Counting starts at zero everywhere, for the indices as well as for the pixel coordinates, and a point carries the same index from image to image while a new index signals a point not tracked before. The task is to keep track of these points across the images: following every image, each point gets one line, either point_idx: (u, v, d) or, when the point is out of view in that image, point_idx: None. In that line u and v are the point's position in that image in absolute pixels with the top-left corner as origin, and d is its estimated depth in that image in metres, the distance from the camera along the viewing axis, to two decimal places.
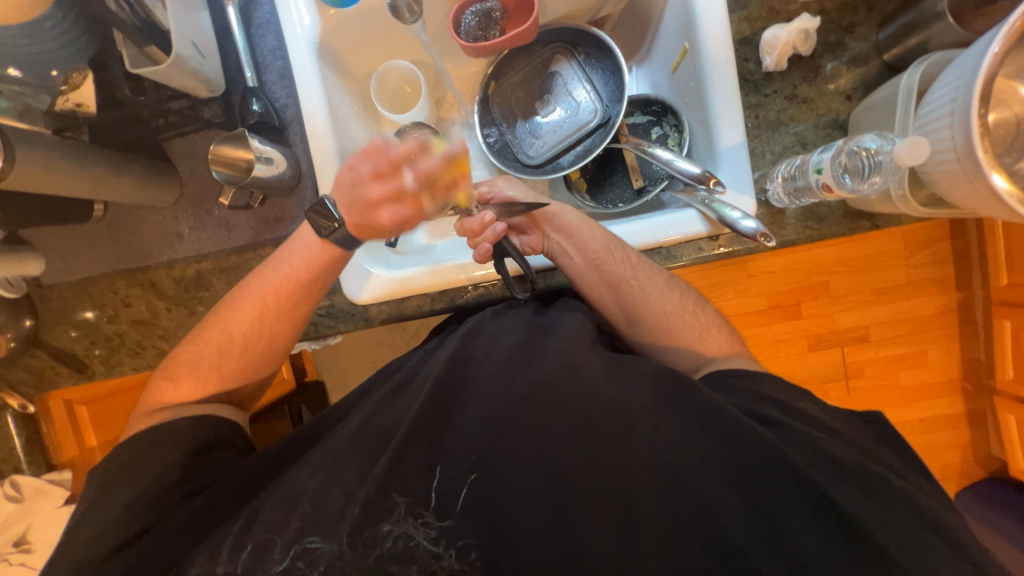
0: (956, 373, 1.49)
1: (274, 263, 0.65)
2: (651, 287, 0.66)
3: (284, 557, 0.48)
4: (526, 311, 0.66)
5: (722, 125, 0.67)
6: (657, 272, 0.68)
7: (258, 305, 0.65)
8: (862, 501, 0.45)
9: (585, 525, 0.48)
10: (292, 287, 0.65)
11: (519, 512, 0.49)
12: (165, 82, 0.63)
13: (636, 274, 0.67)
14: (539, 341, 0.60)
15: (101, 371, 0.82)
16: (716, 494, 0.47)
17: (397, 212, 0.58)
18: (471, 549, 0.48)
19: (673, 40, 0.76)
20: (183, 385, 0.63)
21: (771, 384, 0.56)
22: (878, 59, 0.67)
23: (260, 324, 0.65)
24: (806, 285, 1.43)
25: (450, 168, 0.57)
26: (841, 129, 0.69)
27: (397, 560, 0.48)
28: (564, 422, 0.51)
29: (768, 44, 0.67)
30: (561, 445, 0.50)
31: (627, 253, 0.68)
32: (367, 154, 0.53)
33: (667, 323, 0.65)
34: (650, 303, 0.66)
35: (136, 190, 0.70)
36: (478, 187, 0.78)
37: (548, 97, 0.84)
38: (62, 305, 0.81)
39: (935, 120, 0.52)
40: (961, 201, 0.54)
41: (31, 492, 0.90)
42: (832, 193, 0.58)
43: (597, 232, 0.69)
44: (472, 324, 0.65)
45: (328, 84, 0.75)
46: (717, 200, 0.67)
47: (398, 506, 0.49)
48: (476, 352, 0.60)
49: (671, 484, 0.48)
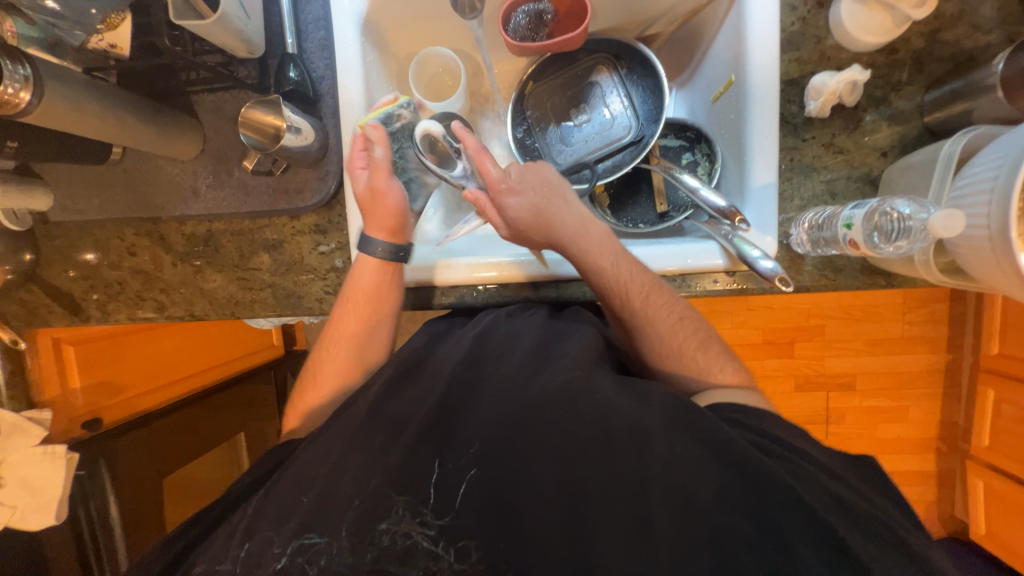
0: (934, 433, 1.51)
1: (345, 299, 0.70)
2: (656, 329, 0.64)
3: (281, 555, 0.45)
4: (541, 315, 0.68)
5: (756, 163, 0.67)
6: (664, 313, 0.64)
7: (335, 339, 0.69)
8: (874, 549, 0.44)
9: (605, 539, 0.46)
10: (357, 317, 0.69)
11: (534, 515, 0.47)
12: (205, 37, 0.62)
13: (645, 300, 0.64)
14: (553, 348, 0.62)
15: (96, 317, 0.81)
16: (732, 519, 0.45)
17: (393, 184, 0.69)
18: (472, 550, 0.46)
19: (719, 69, 0.76)
20: (295, 413, 0.68)
21: (775, 427, 0.55)
22: (919, 120, 0.68)
23: (334, 351, 0.69)
24: (803, 326, 1.45)
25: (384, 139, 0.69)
26: (872, 184, 0.69)
27: (394, 561, 0.45)
28: (568, 438, 0.50)
29: (814, 89, 0.66)
30: (565, 461, 0.49)
31: (627, 299, 0.64)
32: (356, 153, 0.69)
33: (676, 353, 0.64)
34: (659, 329, 0.64)
35: (157, 141, 0.69)
36: (510, 169, 0.70)
37: (584, 106, 0.84)
38: (65, 244, 0.80)
39: (973, 195, 0.52)
40: (981, 276, 0.55)
41: (8, 427, 0.87)
42: (858, 249, 0.59)
43: (600, 249, 0.65)
44: (485, 326, 0.65)
45: (368, 61, 0.73)
46: (739, 236, 0.67)
47: (398, 505, 0.47)
48: (488, 355, 0.61)
49: (682, 504, 0.46)
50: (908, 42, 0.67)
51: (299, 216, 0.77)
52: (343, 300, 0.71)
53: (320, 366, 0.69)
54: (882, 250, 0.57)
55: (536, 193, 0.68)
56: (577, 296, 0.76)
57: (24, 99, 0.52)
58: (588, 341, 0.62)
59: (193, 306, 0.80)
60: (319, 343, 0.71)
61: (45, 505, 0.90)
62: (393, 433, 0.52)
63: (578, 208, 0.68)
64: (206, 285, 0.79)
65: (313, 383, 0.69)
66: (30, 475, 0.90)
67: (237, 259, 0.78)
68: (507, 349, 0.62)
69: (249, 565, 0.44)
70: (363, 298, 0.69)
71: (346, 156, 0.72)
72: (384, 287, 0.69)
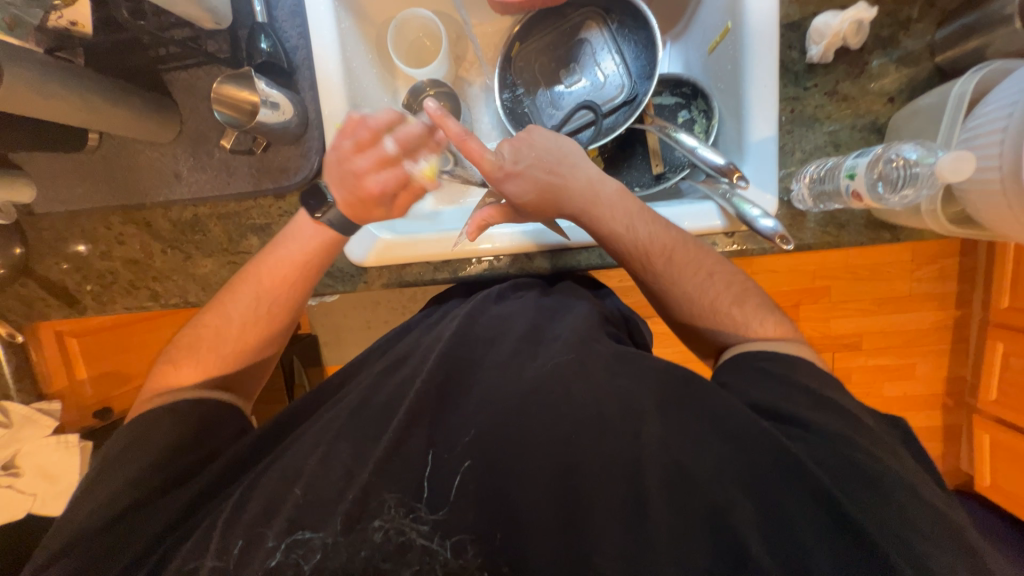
0: (942, 389, 1.50)
1: (281, 246, 0.66)
2: (683, 289, 0.62)
3: (275, 552, 0.45)
4: (531, 295, 0.68)
5: (755, 117, 0.64)
6: (688, 272, 0.62)
7: (248, 295, 0.65)
8: (879, 514, 0.43)
9: (602, 525, 0.45)
10: (292, 271, 0.66)
11: (530, 505, 0.47)
12: (167, 7, 0.59)
13: (669, 268, 0.62)
14: (547, 327, 0.61)
15: (92, 308, 0.81)
16: (730, 496, 0.45)
17: (388, 182, 0.62)
18: (467, 546, 0.45)
19: (715, 18, 0.71)
20: (198, 364, 0.62)
21: (810, 375, 0.53)
22: (929, 60, 0.63)
23: (255, 305, 0.65)
24: (808, 287, 1.42)
25: (427, 136, 0.63)
26: (878, 133, 0.65)
27: (388, 558, 0.45)
28: (564, 412, 0.50)
29: (817, 32, 0.62)
30: (560, 436, 0.49)
31: (649, 260, 0.62)
32: (347, 128, 0.59)
33: (707, 319, 0.62)
34: (688, 297, 0.62)
35: (130, 123, 0.66)
36: (513, 140, 0.67)
37: (574, 65, 0.80)
38: (54, 236, 0.79)
39: (985, 135, 0.49)
40: (989, 222, 0.52)
41: (20, 419, 0.91)
42: (861, 201, 0.56)
43: (608, 220, 0.64)
44: (473, 305, 0.65)
45: (342, 28, 0.70)
46: (737, 195, 0.65)
47: (387, 502, 0.47)
48: (481, 336, 0.60)
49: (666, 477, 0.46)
50: None
51: (284, 196, 0.75)
52: (274, 246, 0.67)
53: (229, 323, 0.64)
54: (888, 200, 0.54)
55: (536, 166, 0.65)
56: (575, 266, 0.75)
57: None
58: (580, 319, 0.62)
59: (186, 293, 0.79)
60: (231, 292, 0.66)
61: (61, 493, 0.92)
62: (390, 411, 0.53)
63: (583, 171, 0.65)
64: (197, 270, 0.78)
65: (219, 335, 0.64)
66: (46, 464, 0.92)
67: (225, 242, 0.77)
68: (501, 328, 0.61)
69: (243, 558, 0.46)
70: (306, 249, 0.66)
71: (327, 131, 0.70)
72: (326, 242, 0.66)
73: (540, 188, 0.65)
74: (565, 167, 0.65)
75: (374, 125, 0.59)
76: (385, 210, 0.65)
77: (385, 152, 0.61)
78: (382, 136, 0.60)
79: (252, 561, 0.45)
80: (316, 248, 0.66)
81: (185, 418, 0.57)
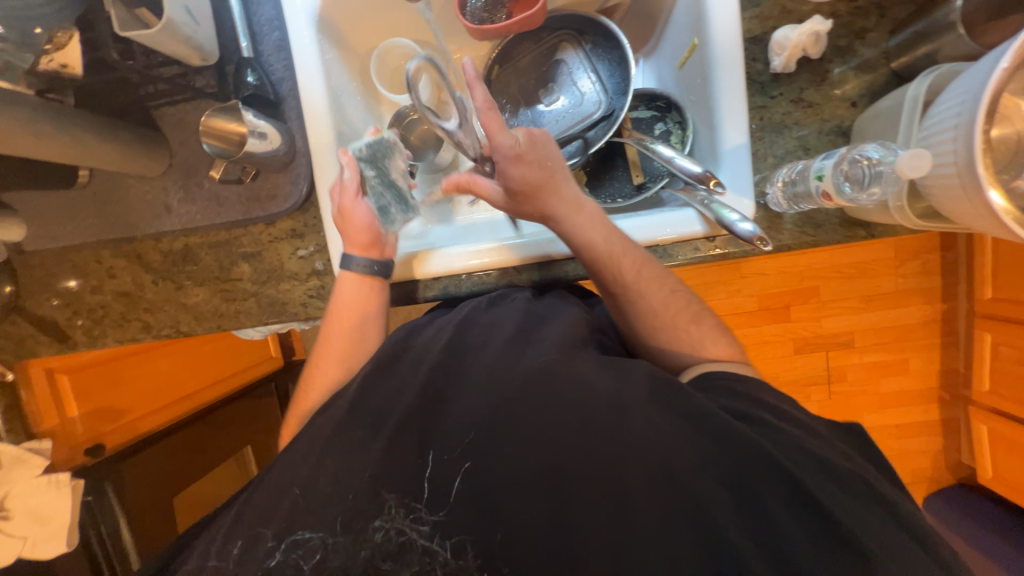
0: (935, 382, 1.52)
1: (331, 309, 0.70)
2: (646, 301, 0.64)
3: (275, 553, 0.46)
4: (522, 297, 0.66)
5: (726, 126, 0.67)
6: (656, 286, 0.64)
7: (316, 358, 0.69)
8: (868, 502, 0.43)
9: (599, 519, 0.45)
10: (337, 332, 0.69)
11: (524, 509, 0.46)
12: (156, 47, 0.61)
13: (630, 285, 0.64)
14: (536, 329, 0.61)
15: (84, 343, 0.81)
16: (710, 487, 0.45)
17: (354, 207, 0.68)
18: (467, 546, 0.46)
19: (683, 35, 0.75)
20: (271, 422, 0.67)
21: (766, 391, 0.55)
22: (886, 66, 0.67)
23: (320, 365, 0.68)
24: (796, 288, 1.45)
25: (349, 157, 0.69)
26: (844, 136, 0.68)
27: (386, 557, 0.45)
28: (554, 410, 0.50)
29: (778, 44, 0.66)
30: (555, 441, 0.48)
31: (620, 269, 0.64)
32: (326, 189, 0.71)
33: (663, 332, 0.64)
34: (648, 312, 0.65)
35: (121, 159, 0.68)
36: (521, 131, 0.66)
37: (552, 85, 0.83)
38: (44, 272, 0.79)
39: (940, 133, 0.51)
40: (955, 215, 0.54)
41: (10, 460, 0.89)
42: (831, 201, 0.58)
43: (586, 233, 0.65)
44: (466, 316, 0.63)
45: (327, 60, 0.73)
46: (715, 201, 0.67)
47: (388, 503, 0.47)
48: (470, 344, 0.58)
49: (660, 475, 0.46)
50: None
51: (274, 223, 0.77)
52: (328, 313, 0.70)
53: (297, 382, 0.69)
54: (858, 199, 0.57)
55: (530, 173, 0.65)
56: (567, 277, 0.76)
57: None
58: (569, 325, 0.61)
59: (179, 323, 0.79)
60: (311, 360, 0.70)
61: (56, 533, 0.89)
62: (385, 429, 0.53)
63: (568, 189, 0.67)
64: (189, 300, 0.79)
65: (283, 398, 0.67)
66: (37, 505, 0.90)
67: (217, 270, 0.78)
68: (491, 332, 0.60)
69: (243, 558, 0.47)
70: (348, 303, 0.69)
71: (316, 157, 0.72)
72: (370, 288, 0.70)
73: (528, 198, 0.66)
74: (553, 181, 0.66)
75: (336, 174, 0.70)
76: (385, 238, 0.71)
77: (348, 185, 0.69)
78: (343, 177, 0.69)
79: (252, 562, 0.46)
80: (356, 299, 0.69)
81: None
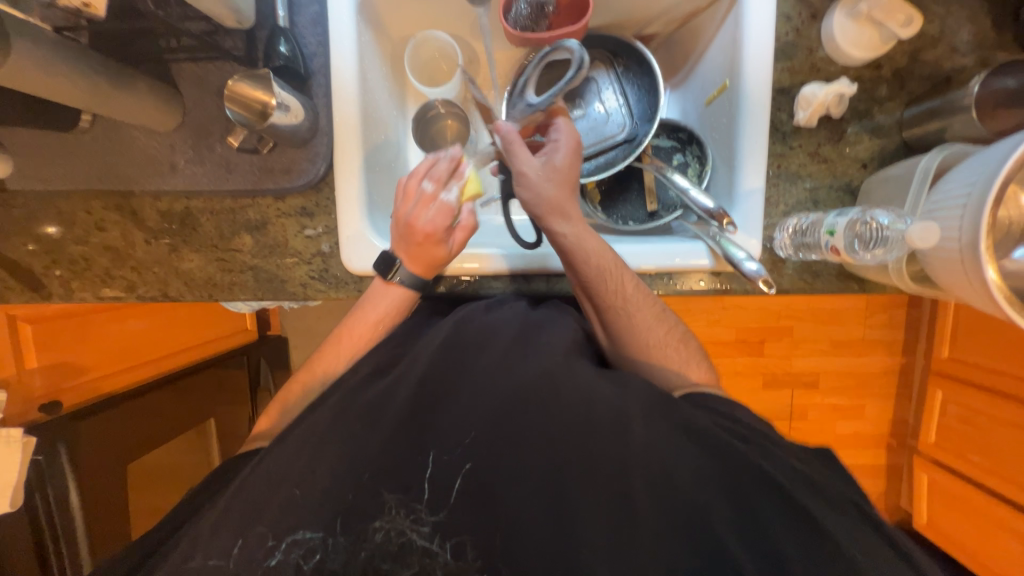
0: (887, 430, 1.61)
1: (352, 315, 0.68)
2: (638, 318, 0.64)
3: (275, 551, 0.44)
4: (521, 306, 0.67)
5: (746, 168, 0.69)
6: (649, 304, 0.66)
7: (327, 357, 0.67)
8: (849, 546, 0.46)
9: (597, 536, 0.45)
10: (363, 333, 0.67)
11: (527, 520, 0.47)
12: (192, 2, 0.58)
13: (626, 303, 0.64)
14: (536, 336, 0.61)
15: (60, 295, 0.76)
16: (711, 500, 0.46)
17: (434, 217, 0.62)
18: (467, 547, 0.46)
19: (713, 74, 0.77)
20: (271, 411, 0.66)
21: (760, 418, 0.58)
22: (898, 134, 0.71)
23: (334, 371, 0.66)
24: (773, 327, 1.51)
25: (453, 164, 0.65)
26: (851, 194, 0.72)
27: (387, 558, 0.45)
28: (552, 425, 0.50)
29: (805, 99, 0.69)
30: (555, 456, 0.49)
31: (622, 281, 0.64)
32: (400, 191, 0.64)
33: (655, 357, 0.64)
34: (640, 334, 0.65)
35: (133, 109, 0.65)
36: (562, 135, 0.67)
37: (579, 101, 0.84)
38: (25, 215, 0.74)
39: (949, 207, 0.55)
40: (949, 284, 0.57)
41: None
42: (839, 255, 0.62)
43: (598, 256, 0.63)
44: (464, 315, 0.65)
45: (362, 41, 0.71)
46: (725, 238, 0.69)
47: (388, 503, 0.47)
48: (472, 342, 0.59)
49: (660, 497, 0.46)
50: (893, 59, 0.70)
51: (285, 198, 0.74)
52: (353, 313, 0.68)
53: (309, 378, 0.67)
54: (862, 256, 0.60)
55: (552, 177, 0.64)
56: (565, 292, 0.76)
57: None
58: (568, 334, 0.62)
59: (168, 287, 0.76)
60: (318, 353, 0.68)
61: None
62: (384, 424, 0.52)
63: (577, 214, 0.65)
64: (182, 264, 0.76)
65: (292, 397, 0.65)
66: None
67: (216, 238, 0.75)
68: (491, 335, 0.60)
69: (244, 558, 0.44)
70: (376, 314, 0.67)
71: (338, 138, 0.70)
72: (401, 303, 0.68)
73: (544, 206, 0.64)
74: (568, 199, 0.65)
75: (417, 175, 0.64)
76: (446, 247, 0.64)
77: (440, 196, 0.62)
78: (423, 181, 0.63)
79: (248, 561, 0.44)
80: (390, 312, 0.67)
81: None
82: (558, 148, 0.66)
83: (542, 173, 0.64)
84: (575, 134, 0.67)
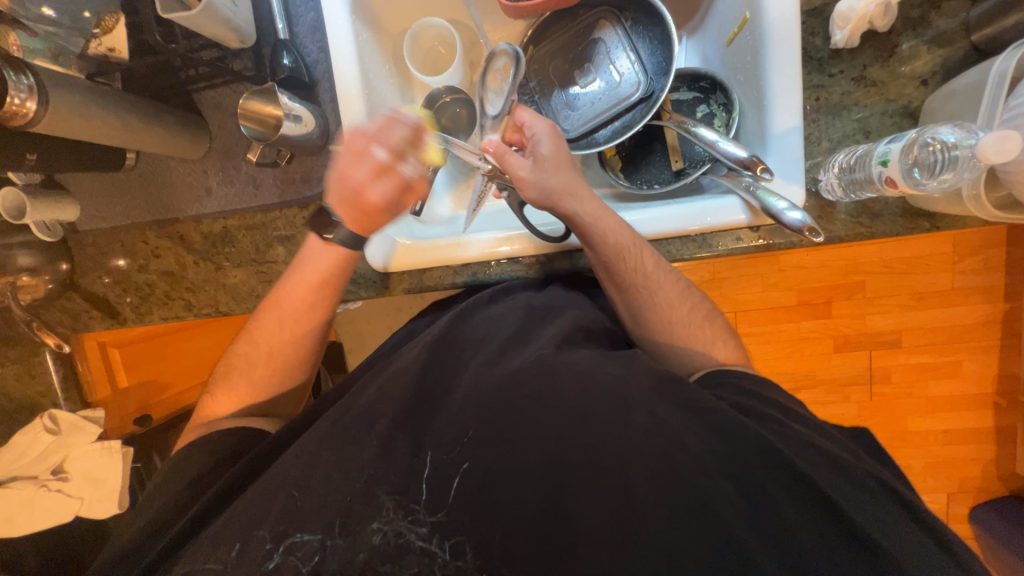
0: (990, 388, 1.41)
1: (292, 275, 0.66)
2: (659, 296, 0.61)
3: (274, 555, 0.47)
4: (523, 296, 0.66)
5: (778, 107, 0.62)
6: (670, 280, 0.62)
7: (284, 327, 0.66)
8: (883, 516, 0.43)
9: (588, 524, 0.44)
10: (304, 296, 0.65)
11: (522, 514, 0.45)
12: (196, 29, 0.62)
13: (647, 280, 0.61)
14: (536, 325, 0.60)
15: (131, 318, 0.85)
16: (716, 481, 0.44)
17: (389, 191, 0.57)
18: (466, 548, 0.45)
19: (732, 9, 0.70)
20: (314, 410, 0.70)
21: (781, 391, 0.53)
22: (965, 39, 0.60)
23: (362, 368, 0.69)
24: (840, 283, 1.37)
25: (417, 132, 0.57)
26: (911, 117, 0.63)
27: (386, 560, 0.45)
28: (561, 406, 0.49)
29: (840, 17, 0.60)
30: (566, 432, 0.48)
31: (641, 259, 0.61)
32: (345, 144, 0.55)
33: (678, 330, 0.60)
34: (654, 305, 0.61)
35: (165, 142, 0.70)
36: (536, 129, 0.65)
37: (589, 65, 0.79)
38: (96, 252, 0.83)
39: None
40: None
41: (67, 425, 0.93)
42: (896, 188, 0.54)
43: (614, 234, 0.60)
44: (466, 306, 0.65)
45: (361, 40, 0.72)
46: (762, 187, 0.63)
47: (387, 505, 0.47)
48: (469, 338, 0.61)
49: (673, 474, 0.44)
50: None
51: (309, 207, 0.78)
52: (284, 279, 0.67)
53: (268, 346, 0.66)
54: (926, 185, 0.53)
55: (549, 169, 0.62)
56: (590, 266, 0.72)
57: (31, 108, 0.54)
58: (572, 318, 0.61)
59: (218, 303, 0.82)
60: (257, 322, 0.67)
61: (106, 496, 0.95)
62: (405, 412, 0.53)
63: (588, 199, 0.62)
64: (228, 281, 0.81)
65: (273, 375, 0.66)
66: (92, 468, 0.95)
67: (253, 253, 0.80)
68: (489, 329, 0.61)
69: (251, 560, 0.47)
70: (318, 272, 0.65)
71: None
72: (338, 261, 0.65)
73: (545, 194, 0.62)
74: (571, 183, 0.63)
75: (367, 133, 0.55)
76: (393, 219, 0.61)
77: (399, 170, 0.57)
78: (373, 142, 0.55)
79: (252, 561, 0.47)
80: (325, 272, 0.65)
81: (212, 449, 0.60)
82: (538, 140, 0.64)
83: (537, 167, 0.62)
84: (549, 121, 0.66)
